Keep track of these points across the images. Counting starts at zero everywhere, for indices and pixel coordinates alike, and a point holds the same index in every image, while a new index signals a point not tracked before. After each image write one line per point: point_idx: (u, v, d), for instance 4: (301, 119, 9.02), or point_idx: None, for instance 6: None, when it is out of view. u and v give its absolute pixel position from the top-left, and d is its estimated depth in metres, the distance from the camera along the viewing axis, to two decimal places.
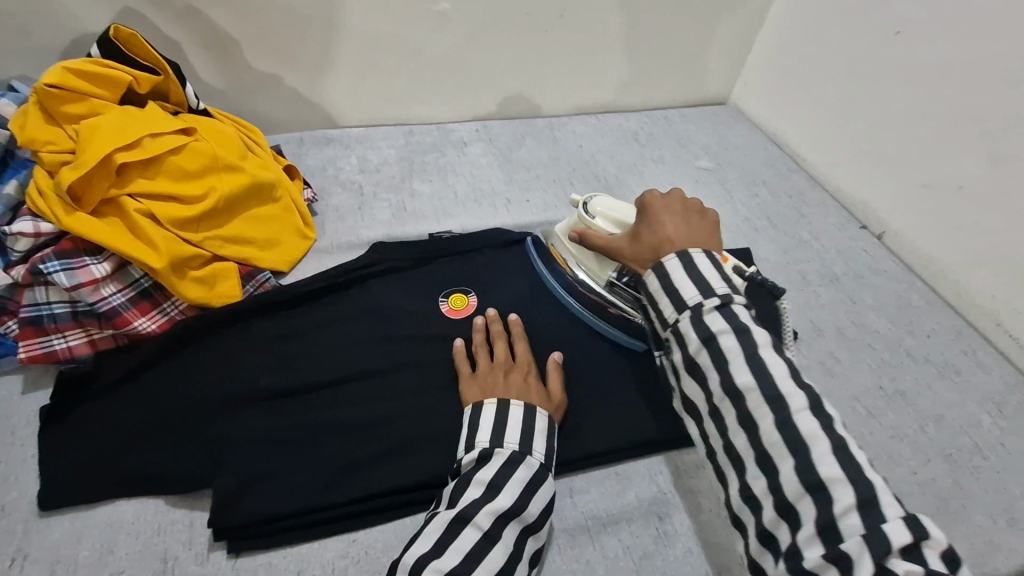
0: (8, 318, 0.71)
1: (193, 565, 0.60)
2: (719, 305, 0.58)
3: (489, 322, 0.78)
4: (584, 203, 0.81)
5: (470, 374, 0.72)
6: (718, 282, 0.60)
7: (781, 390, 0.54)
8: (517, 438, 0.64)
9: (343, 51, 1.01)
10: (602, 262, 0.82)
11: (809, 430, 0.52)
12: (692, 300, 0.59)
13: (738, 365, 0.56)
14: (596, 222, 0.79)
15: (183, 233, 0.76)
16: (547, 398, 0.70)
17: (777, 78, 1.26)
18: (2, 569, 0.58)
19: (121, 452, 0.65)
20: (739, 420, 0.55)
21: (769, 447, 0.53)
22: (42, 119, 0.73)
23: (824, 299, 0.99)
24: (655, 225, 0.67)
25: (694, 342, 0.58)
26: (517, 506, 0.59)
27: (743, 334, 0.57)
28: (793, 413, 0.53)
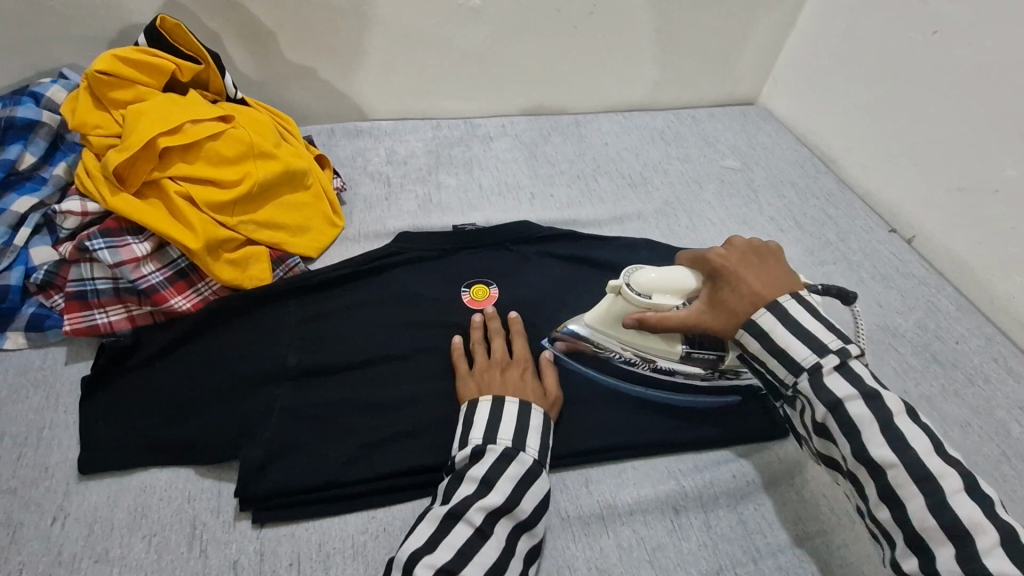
0: (54, 292, 0.75)
1: (220, 532, 0.63)
2: (836, 363, 0.62)
3: (488, 319, 0.79)
4: (627, 286, 0.71)
5: (468, 371, 0.73)
6: (831, 339, 0.63)
7: (934, 472, 0.57)
8: (511, 434, 0.65)
9: (376, 45, 1.03)
10: (665, 338, 0.74)
11: (971, 518, 0.55)
12: (806, 363, 0.62)
13: (873, 437, 0.59)
14: (654, 301, 0.70)
15: (220, 216, 0.79)
16: (542, 394, 0.72)
17: (809, 79, 1.25)
18: (44, 526, 0.61)
19: (157, 422, 0.69)
20: (881, 494, 0.59)
21: (922, 530, 0.56)
22: (93, 104, 0.77)
23: (851, 301, 0.98)
24: (739, 284, 0.67)
25: (823, 408, 0.62)
26: (508, 502, 0.61)
27: (868, 397, 0.60)
28: (950, 494, 0.56)
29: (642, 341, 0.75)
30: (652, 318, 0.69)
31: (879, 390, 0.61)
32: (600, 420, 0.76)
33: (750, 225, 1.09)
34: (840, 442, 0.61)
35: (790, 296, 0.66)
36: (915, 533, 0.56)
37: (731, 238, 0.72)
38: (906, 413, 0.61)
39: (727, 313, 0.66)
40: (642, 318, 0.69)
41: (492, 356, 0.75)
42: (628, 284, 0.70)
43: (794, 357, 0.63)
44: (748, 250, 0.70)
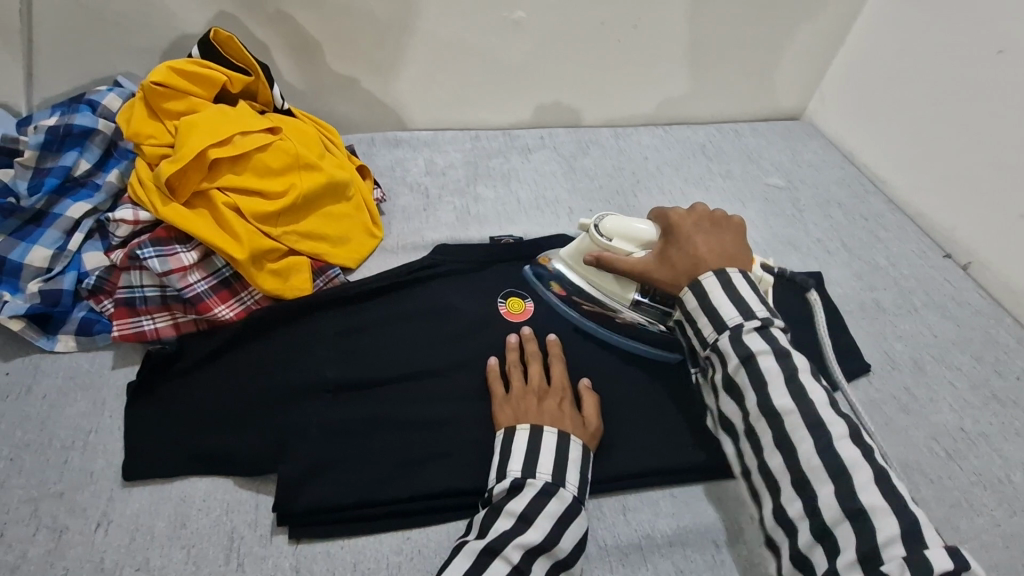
0: (104, 297, 0.77)
1: (257, 546, 0.63)
2: (758, 325, 0.64)
3: (523, 341, 0.78)
4: (595, 224, 0.78)
5: (504, 396, 0.71)
6: (758, 305, 0.66)
7: (824, 419, 0.59)
8: (551, 469, 0.64)
9: (418, 56, 1.04)
10: (622, 282, 0.79)
11: (851, 459, 0.57)
12: (731, 322, 0.65)
13: (777, 387, 0.61)
14: (614, 244, 0.76)
15: (264, 227, 0.80)
16: (581, 424, 0.69)
17: (857, 96, 1.21)
18: (88, 531, 0.62)
19: (198, 431, 0.69)
20: (774, 439, 0.60)
21: (808, 469, 0.58)
22: (148, 114, 0.79)
23: (901, 330, 0.94)
24: (686, 244, 0.72)
25: (735, 360, 0.64)
26: (547, 541, 0.60)
27: (781, 356, 0.62)
28: (836, 440, 0.58)
29: (599, 283, 0.80)
30: (608, 258, 0.76)
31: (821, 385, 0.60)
32: (636, 443, 0.73)
33: (795, 247, 1.05)
34: (746, 396, 0.63)
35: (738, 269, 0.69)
36: (802, 474, 0.58)
37: (696, 205, 0.76)
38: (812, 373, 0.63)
39: (673, 272, 0.72)
40: (600, 256, 0.76)
41: (528, 380, 0.73)
42: (596, 227, 0.77)
43: (720, 316, 0.66)
44: (707, 217, 0.75)
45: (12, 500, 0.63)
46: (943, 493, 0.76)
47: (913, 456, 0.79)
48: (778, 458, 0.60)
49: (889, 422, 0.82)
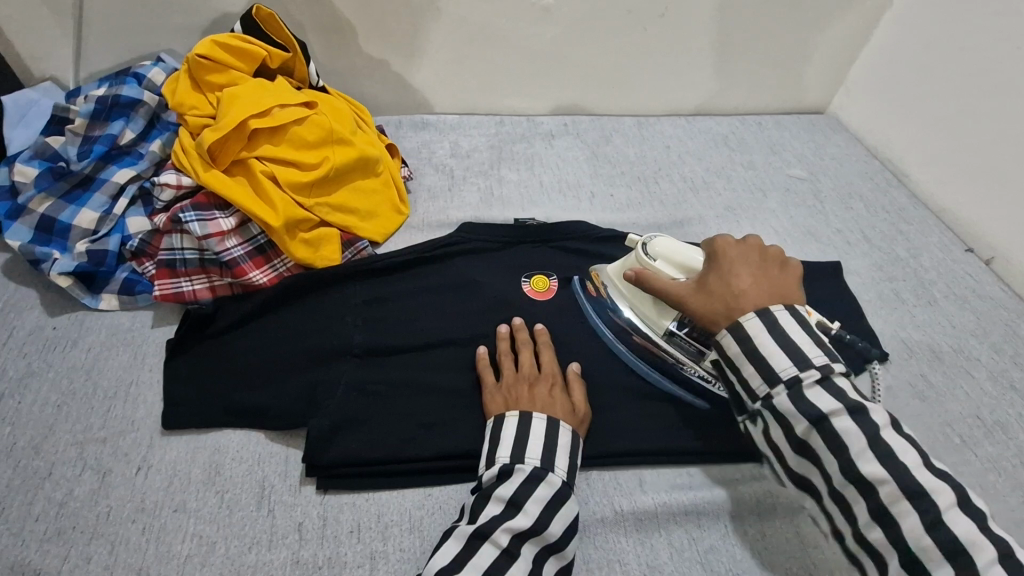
0: (146, 260, 0.81)
1: (287, 495, 0.66)
2: (818, 377, 0.60)
3: (514, 330, 0.78)
4: (642, 242, 0.77)
5: (494, 383, 0.72)
6: (813, 350, 0.61)
7: (925, 487, 0.55)
8: (539, 454, 0.65)
9: (446, 40, 1.06)
10: (659, 309, 0.77)
11: (969, 537, 0.52)
12: (784, 375, 0.60)
13: (862, 452, 0.57)
14: (658, 264, 0.75)
15: (299, 197, 0.83)
16: (572, 410, 0.70)
17: (884, 90, 1.20)
18: (130, 475, 0.66)
19: (233, 385, 0.73)
20: (870, 512, 0.57)
21: (918, 549, 0.54)
22: (192, 87, 0.83)
23: (920, 320, 0.94)
24: (730, 275, 0.68)
25: (804, 422, 0.60)
26: (537, 525, 0.60)
27: (854, 412, 0.58)
28: (943, 512, 0.54)
29: (638, 304, 0.78)
30: (648, 276, 0.74)
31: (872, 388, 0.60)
32: (653, 419, 0.75)
33: (816, 237, 1.06)
34: (823, 459, 0.59)
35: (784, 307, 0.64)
36: (911, 554, 0.54)
37: (748, 237, 0.72)
38: (893, 426, 0.59)
39: (708, 301, 0.67)
40: (641, 272, 0.74)
41: (519, 368, 0.74)
42: (645, 244, 0.76)
43: (772, 367, 0.61)
44: (759, 251, 0.70)
45: (60, 443, 0.67)
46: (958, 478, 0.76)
47: (929, 442, 0.79)
48: (878, 532, 0.56)
49: (905, 408, 0.83)
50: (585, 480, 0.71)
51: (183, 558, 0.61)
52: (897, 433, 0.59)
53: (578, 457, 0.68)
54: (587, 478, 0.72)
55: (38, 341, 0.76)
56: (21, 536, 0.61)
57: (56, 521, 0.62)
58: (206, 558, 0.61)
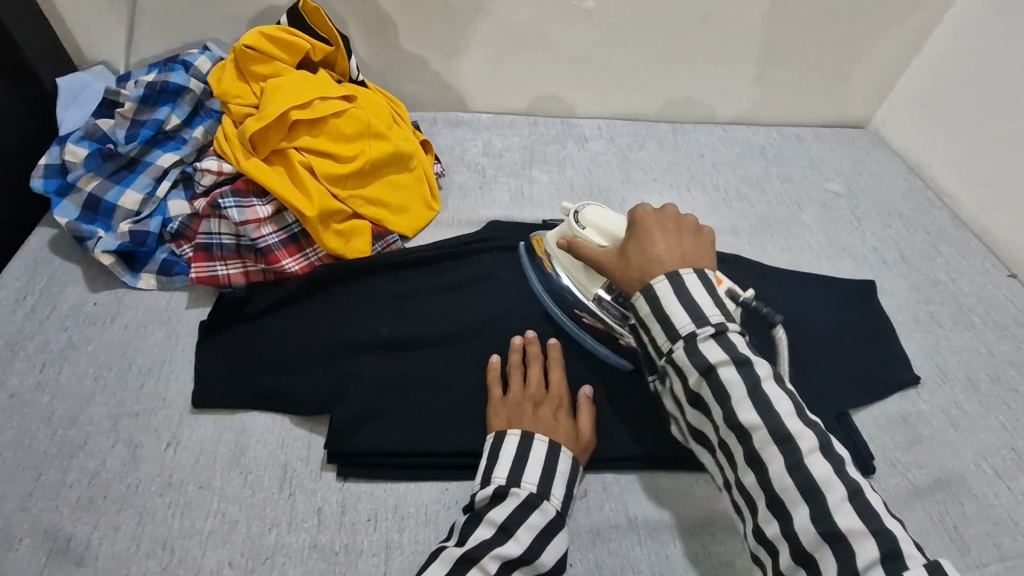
0: (184, 242, 0.83)
1: (308, 479, 0.67)
2: (712, 333, 0.61)
3: (527, 343, 0.76)
4: (574, 213, 0.79)
5: (500, 398, 0.71)
6: (712, 310, 0.62)
7: (791, 431, 0.56)
8: (536, 479, 0.64)
9: (485, 40, 1.06)
10: (591, 275, 0.78)
11: (823, 476, 0.54)
12: (682, 331, 0.61)
13: (741, 401, 0.58)
14: (587, 233, 0.77)
15: (333, 188, 0.84)
16: (574, 436, 0.69)
17: (930, 106, 1.17)
18: (160, 449, 0.68)
19: (261, 369, 0.74)
20: (746, 457, 0.58)
21: (781, 491, 0.55)
22: (236, 76, 0.85)
23: (956, 345, 0.91)
24: (646, 244, 0.68)
25: (694, 374, 0.60)
26: (526, 555, 0.59)
27: (740, 365, 0.59)
28: (805, 455, 0.55)
29: (574, 274, 0.78)
30: (581, 245, 0.75)
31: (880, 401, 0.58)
32: (671, 426, 0.75)
33: (851, 254, 1.04)
34: (711, 409, 0.60)
35: (691, 270, 0.64)
36: (774, 493, 0.56)
37: (666, 205, 0.73)
38: (775, 379, 0.60)
39: (626, 268, 0.69)
40: (571, 241, 0.76)
41: (527, 384, 0.72)
42: (576, 214, 0.78)
43: (673, 325, 0.62)
44: (674, 221, 0.71)
45: (95, 414, 0.70)
46: (987, 511, 0.74)
47: (957, 471, 0.77)
48: (752, 476, 0.57)
49: (935, 436, 0.80)
50: (601, 485, 0.71)
51: (206, 534, 0.62)
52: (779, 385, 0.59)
53: (575, 485, 0.67)
54: (603, 484, 0.71)
55: (80, 315, 0.79)
56: (55, 502, 0.63)
57: (89, 489, 0.64)
58: (228, 536, 0.62)
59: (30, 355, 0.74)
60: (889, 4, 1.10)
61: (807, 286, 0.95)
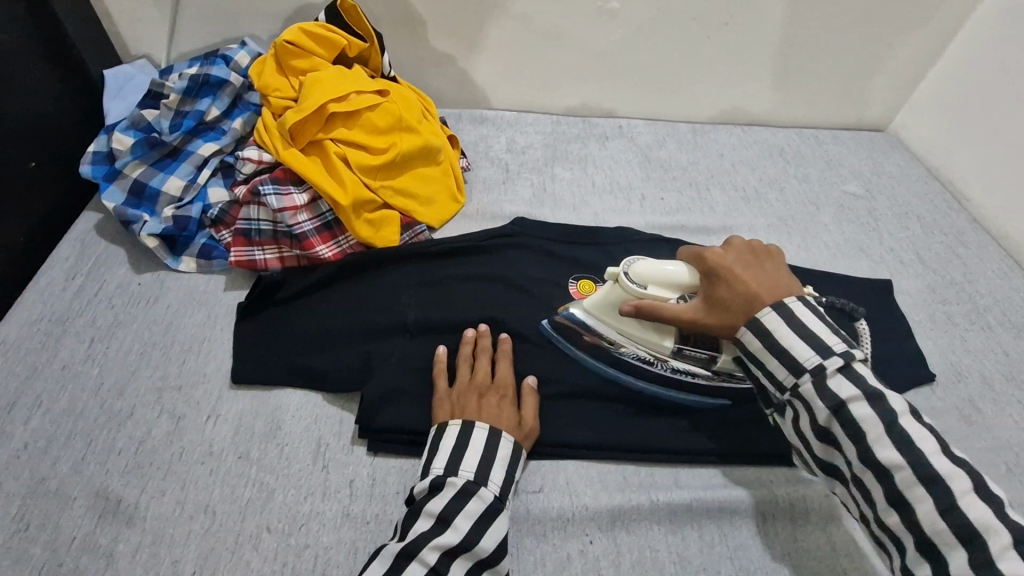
0: (223, 228, 0.87)
1: (340, 453, 0.70)
2: (840, 364, 0.61)
3: (478, 336, 0.78)
4: (624, 272, 0.71)
5: (446, 390, 0.72)
6: (833, 339, 0.62)
7: (941, 472, 0.56)
8: (473, 466, 0.65)
9: (511, 39, 1.09)
10: (658, 330, 0.76)
11: (982, 521, 0.53)
12: (808, 364, 0.61)
13: (878, 438, 0.58)
14: (649, 291, 0.70)
15: (366, 179, 0.88)
16: (517, 424, 0.70)
17: (950, 110, 1.18)
18: (201, 421, 0.72)
19: (296, 349, 0.78)
20: (888, 497, 0.58)
21: (934, 535, 0.55)
22: (276, 69, 0.89)
23: (971, 345, 0.93)
24: (735, 283, 0.67)
25: (824, 411, 0.60)
26: (466, 542, 0.60)
27: (875, 400, 0.59)
28: (959, 497, 0.54)
29: (629, 330, 0.76)
30: (649, 306, 0.70)
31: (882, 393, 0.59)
32: (690, 417, 0.77)
33: (867, 254, 1.05)
34: (843, 445, 0.60)
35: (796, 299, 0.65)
36: (927, 538, 0.55)
37: (729, 239, 0.72)
38: (911, 413, 0.59)
39: (724, 312, 0.67)
40: (639, 306, 0.70)
41: (474, 375, 0.74)
42: (627, 273, 0.71)
43: (797, 358, 0.62)
44: (745, 253, 0.71)
45: (141, 386, 0.74)
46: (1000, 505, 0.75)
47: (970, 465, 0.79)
48: (895, 517, 0.57)
49: (949, 432, 0.82)
50: (619, 469, 0.74)
51: (245, 501, 0.66)
52: (916, 420, 0.59)
53: (517, 471, 0.68)
54: (621, 469, 0.74)
55: (125, 294, 0.83)
56: (105, 466, 0.67)
57: (137, 455, 0.68)
58: (266, 503, 0.66)
59: (80, 330, 0.79)
60: (910, 9, 1.11)
61: (823, 284, 0.97)
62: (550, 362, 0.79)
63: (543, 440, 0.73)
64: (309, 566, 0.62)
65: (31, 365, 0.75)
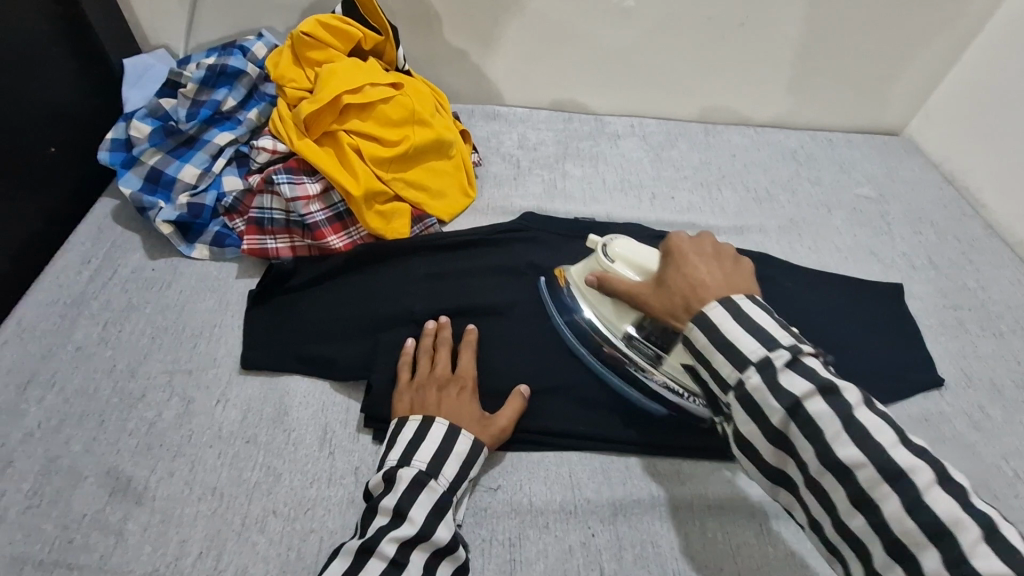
0: (237, 216, 0.88)
1: (346, 441, 0.71)
2: (788, 359, 0.53)
3: (438, 328, 0.78)
4: (603, 245, 0.76)
5: (407, 382, 0.72)
6: (781, 333, 0.55)
7: (902, 466, 0.49)
8: (427, 459, 0.65)
9: (525, 35, 1.10)
10: (620, 312, 0.76)
11: (951, 515, 0.46)
12: (754, 357, 0.54)
13: (835, 434, 0.51)
14: (616, 267, 0.74)
15: (378, 170, 0.89)
16: (476, 418, 0.70)
17: (967, 115, 1.17)
18: (211, 405, 0.73)
19: (306, 337, 0.79)
20: (850, 499, 0.50)
21: (902, 535, 0.48)
22: (293, 61, 0.90)
23: (983, 351, 0.92)
24: (687, 271, 0.63)
25: (779, 413, 0.52)
26: (424, 531, 0.60)
27: (830, 393, 0.51)
28: (923, 491, 0.48)
29: (601, 308, 0.77)
30: (610, 280, 0.73)
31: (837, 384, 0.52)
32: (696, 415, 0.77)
33: (879, 257, 1.04)
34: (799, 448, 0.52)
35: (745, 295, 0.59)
36: (894, 539, 0.48)
37: (701, 232, 0.68)
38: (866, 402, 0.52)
39: (671, 300, 0.64)
40: (601, 277, 0.74)
41: (435, 368, 0.74)
42: (604, 246, 0.76)
43: (740, 351, 0.55)
44: (713, 245, 0.66)
45: (152, 369, 0.75)
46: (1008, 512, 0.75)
47: (977, 471, 0.78)
48: (859, 518, 0.50)
49: (957, 437, 0.81)
50: (623, 463, 0.74)
51: (252, 485, 0.67)
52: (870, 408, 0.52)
53: (475, 465, 0.68)
54: (625, 464, 0.74)
55: (139, 279, 0.84)
56: (116, 446, 0.69)
57: (147, 437, 0.70)
58: (272, 487, 0.67)
59: (94, 313, 0.80)
60: (929, 12, 1.10)
61: (834, 286, 0.96)
62: (557, 357, 0.80)
63: (545, 430, 0.74)
64: (314, 551, 0.63)
65: (47, 346, 0.76)
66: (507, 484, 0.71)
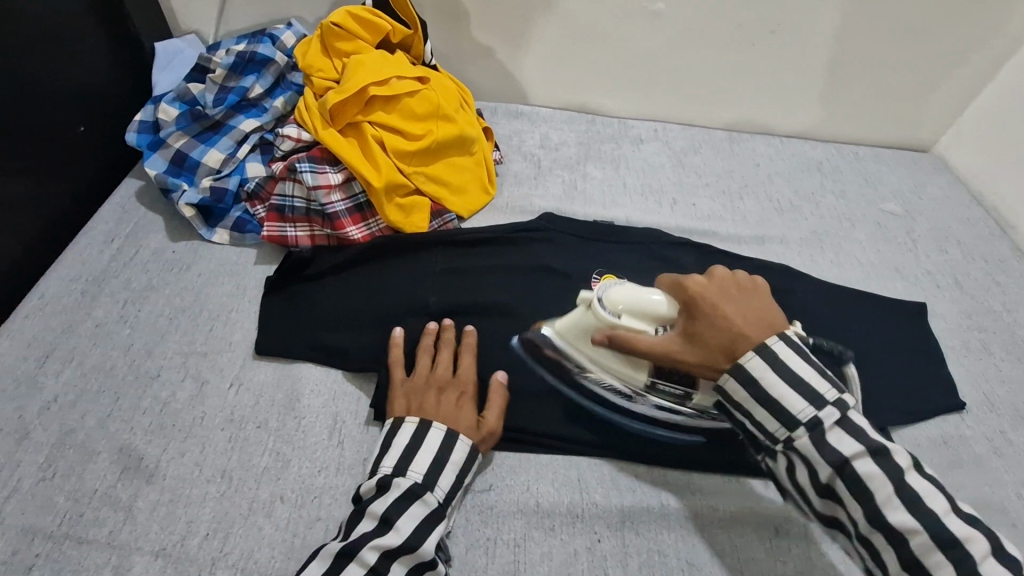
0: (258, 203, 0.89)
1: (356, 431, 0.71)
2: (835, 416, 0.57)
3: (442, 329, 0.78)
4: (598, 300, 0.68)
5: (402, 381, 0.72)
6: (823, 386, 0.58)
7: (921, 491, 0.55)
8: (423, 468, 0.64)
9: (551, 34, 1.09)
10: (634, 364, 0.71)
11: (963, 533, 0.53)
12: (802, 417, 0.58)
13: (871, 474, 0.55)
14: (624, 321, 0.68)
15: (400, 163, 0.89)
16: (475, 428, 0.70)
17: (1000, 134, 1.14)
18: (224, 388, 0.73)
19: (319, 325, 0.79)
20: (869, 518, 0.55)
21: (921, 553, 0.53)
22: (321, 50, 0.90)
23: (1007, 375, 0.90)
24: (716, 319, 0.63)
25: (826, 469, 0.56)
26: (409, 542, 0.59)
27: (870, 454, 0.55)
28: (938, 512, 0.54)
29: (607, 363, 0.72)
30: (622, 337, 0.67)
31: (883, 445, 0.56)
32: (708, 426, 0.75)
33: (902, 274, 1.02)
34: (844, 499, 0.56)
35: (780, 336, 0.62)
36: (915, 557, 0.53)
37: (710, 270, 0.68)
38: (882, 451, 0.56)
39: (704, 350, 0.63)
40: (614, 337, 0.67)
41: (435, 368, 0.74)
42: (600, 300, 0.68)
43: (787, 409, 0.58)
44: (727, 283, 0.66)
45: (168, 350, 0.76)
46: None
47: (995, 498, 0.76)
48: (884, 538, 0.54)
49: (977, 461, 0.79)
50: (632, 470, 0.73)
51: (261, 469, 0.67)
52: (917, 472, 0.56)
53: (467, 477, 0.67)
54: (635, 471, 0.73)
55: (159, 260, 0.85)
56: (129, 424, 0.69)
57: (161, 417, 0.70)
58: (281, 473, 0.67)
59: (115, 291, 0.81)
60: (966, 28, 1.07)
61: (854, 301, 0.94)
62: None
63: (553, 433, 0.74)
64: (319, 539, 0.63)
65: (66, 321, 0.77)
66: (516, 484, 0.71)
